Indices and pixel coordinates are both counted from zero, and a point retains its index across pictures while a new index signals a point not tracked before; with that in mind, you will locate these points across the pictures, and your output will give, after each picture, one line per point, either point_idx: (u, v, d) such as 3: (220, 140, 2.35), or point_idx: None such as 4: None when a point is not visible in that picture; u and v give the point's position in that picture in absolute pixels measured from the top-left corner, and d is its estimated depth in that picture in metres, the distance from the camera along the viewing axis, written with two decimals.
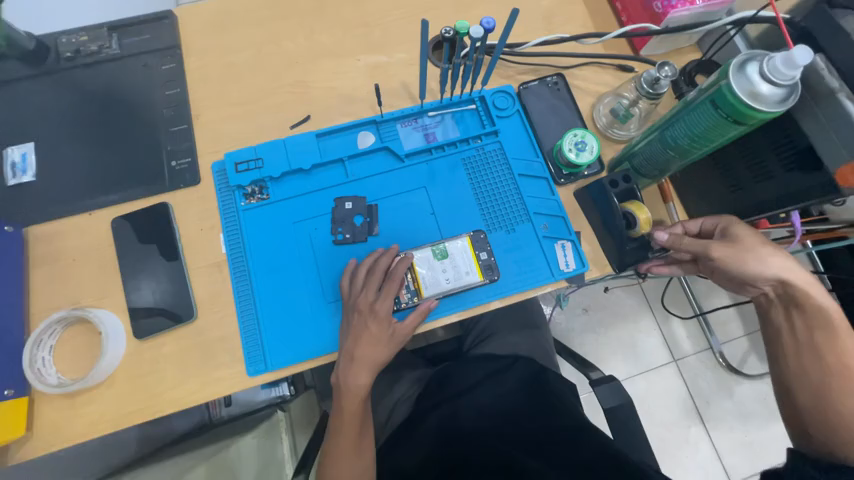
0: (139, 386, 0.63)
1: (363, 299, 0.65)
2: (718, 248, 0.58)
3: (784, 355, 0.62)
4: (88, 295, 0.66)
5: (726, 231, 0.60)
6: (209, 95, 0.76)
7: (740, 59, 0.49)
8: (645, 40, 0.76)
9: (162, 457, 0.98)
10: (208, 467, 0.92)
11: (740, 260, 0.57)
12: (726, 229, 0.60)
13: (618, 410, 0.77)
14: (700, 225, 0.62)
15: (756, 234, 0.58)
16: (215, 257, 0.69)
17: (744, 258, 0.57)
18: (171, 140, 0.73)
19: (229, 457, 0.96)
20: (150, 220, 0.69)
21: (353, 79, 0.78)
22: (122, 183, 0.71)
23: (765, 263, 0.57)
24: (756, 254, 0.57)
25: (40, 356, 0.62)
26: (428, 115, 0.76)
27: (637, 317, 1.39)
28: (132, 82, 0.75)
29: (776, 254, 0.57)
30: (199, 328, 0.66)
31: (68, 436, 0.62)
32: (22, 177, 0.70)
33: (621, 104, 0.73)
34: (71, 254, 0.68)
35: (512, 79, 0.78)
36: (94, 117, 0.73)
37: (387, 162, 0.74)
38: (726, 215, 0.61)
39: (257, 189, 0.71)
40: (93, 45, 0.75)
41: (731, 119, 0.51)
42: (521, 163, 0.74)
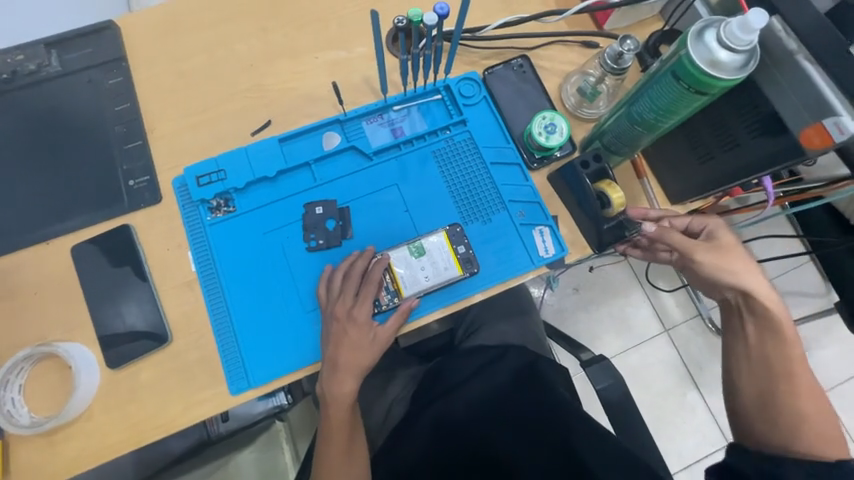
0: (119, 417, 0.61)
1: (341, 306, 0.63)
2: (700, 248, 0.62)
3: (748, 326, 0.64)
4: (55, 329, 0.64)
5: (712, 233, 0.63)
6: (163, 107, 0.72)
7: (697, 28, 0.48)
8: (607, 14, 0.74)
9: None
10: None
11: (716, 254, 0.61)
12: (712, 232, 0.64)
13: (608, 389, 0.77)
14: (687, 223, 0.65)
15: (735, 239, 0.63)
16: (184, 277, 0.66)
17: (720, 259, 0.61)
18: (126, 159, 0.70)
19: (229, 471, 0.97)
20: (112, 244, 0.66)
21: (312, 78, 0.75)
22: (79, 208, 0.67)
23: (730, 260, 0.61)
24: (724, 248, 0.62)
25: (10, 396, 0.59)
26: (393, 109, 0.74)
27: (627, 291, 1.41)
28: (77, 100, 0.71)
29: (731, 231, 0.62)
30: (175, 352, 0.64)
31: (50, 475, 0.59)
32: None
33: (588, 82, 0.71)
34: (31, 287, 0.65)
35: (476, 65, 0.76)
36: (41, 141, 0.69)
37: (355, 162, 0.71)
38: (714, 218, 0.65)
39: (222, 201, 0.69)
40: (31, 63, 0.71)
41: (692, 89, 0.50)
42: (492, 150, 0.72)
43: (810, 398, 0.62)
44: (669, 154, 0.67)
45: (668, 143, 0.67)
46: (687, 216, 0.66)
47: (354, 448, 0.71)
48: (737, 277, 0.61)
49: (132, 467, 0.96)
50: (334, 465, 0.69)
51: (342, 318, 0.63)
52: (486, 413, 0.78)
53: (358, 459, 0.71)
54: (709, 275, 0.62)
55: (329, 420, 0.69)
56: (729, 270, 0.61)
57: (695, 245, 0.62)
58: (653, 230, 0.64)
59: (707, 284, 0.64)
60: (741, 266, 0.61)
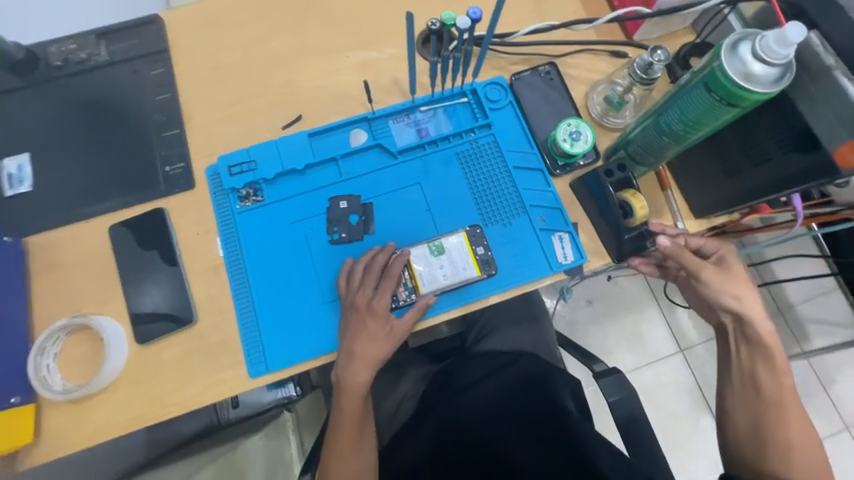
0: (143, 391, 0.64)
1: (361, 297, 0.65)
2: (709, 269, 0.63)
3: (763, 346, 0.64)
4: (90, 302, 0.67)
5: (722, 258, 0.64)
6: (200, 98, 0.76)
7: (731, 40, 0.48)
8: (638, 24, 0.75)
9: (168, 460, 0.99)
10: (216, 468, 0.95)
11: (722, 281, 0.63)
12: (723, 257, 0.64)
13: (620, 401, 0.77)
14: (702, 245, 0.65)
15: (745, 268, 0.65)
16: (212, 261, 0.69)
17: (726, 283, 0.63)
18: (164, 146, 0.73)
19: (238, 456, 0.98)
20: (146, 226, 0.69)
21: (343, 77, 0.77)
22: (118, 190, 0.71)
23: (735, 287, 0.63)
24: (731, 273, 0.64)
25: (45, 363, 0.63)
26: (420, 110, 0.75)
27: (641, 306, 1.39)
28: (121, 88, 0.75)
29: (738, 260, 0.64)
30: (199, 332, 0.66)
31: (76, 442, 0.62)
32: (19, 187, 0.70)
33: (615, 90, 0.72)
34: (69, 262, 0.68)
35: (504, 70, 0.77)
36: (86, 125, 0.73)
37: (380, 159, 0.73)
38: (728, 244, 0.65)
39: (252, 191, 0.71)
40: (82, 52, 0.75)
41: (724, 102, 0.50)
42: (516, 155, 0.73)
43: (798, 426, 0.64)
44: (695, 167, 0.67)
45: (695, 156, 0.66)
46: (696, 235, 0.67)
47: (365, 442, 0.72)
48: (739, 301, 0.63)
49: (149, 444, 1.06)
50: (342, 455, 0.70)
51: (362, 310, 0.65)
52: (496, 415, 0.78)
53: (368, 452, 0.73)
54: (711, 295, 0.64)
55: (341, 410, 0.70)
56: (730, 293, 0.63)
57: (704, 265, 0.63)
58: (670, 243, 0.63)
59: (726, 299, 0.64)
60: (746, 291, 0.63)
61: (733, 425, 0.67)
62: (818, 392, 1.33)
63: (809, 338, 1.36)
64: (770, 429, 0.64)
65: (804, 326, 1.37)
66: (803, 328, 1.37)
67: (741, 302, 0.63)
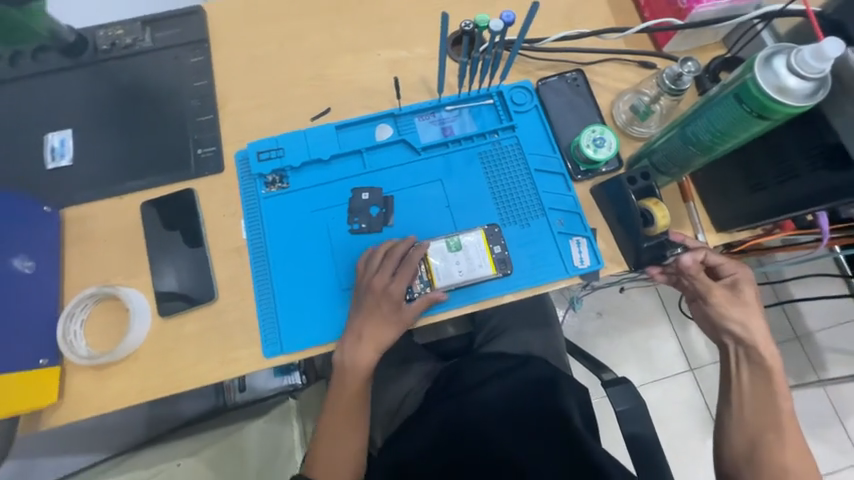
0: (162, 362, 0.66)
1: (378, 281, 0.66)
2: (719, 293, 0.66)
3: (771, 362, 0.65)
4: (117, 274, 0.70)
5: (736, 283, 0.66)
6: (235, 86, 0.79)
7: (765, 53, 0.48)
8: (668, 36, 0.75)
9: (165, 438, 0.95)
10: (215, 451, 0.89)
11: (728, 305, 0.65)
12: (737, 281, 0.66)
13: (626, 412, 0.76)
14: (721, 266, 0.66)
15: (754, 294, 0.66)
16: (236, 243, 0.71)
17: (730, 307, 0.65)
18: (198, 130, 0.76)
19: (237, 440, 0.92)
20: (176, 204, 0.72)
21: (373, 73, 0.79)
22: (152, 169, 0.74)
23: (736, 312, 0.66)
24: (738, 298, 0.66)
25: (72, 328, 0.65)
26: (445, 109, 0.77)
27: (652, 322, 1.37)
28: (162, 73, 0.78)
29: (749, 288, 0.66)
30: (218, 310, 0.68)
31: (95, 407, 0.65)
32: (60, 161, 0.73)
33: (642, 100, 0.72)
34: (102, 235, 0.71)
35: (531, 74, 0.78)
36: (126, 106, 0.77)
37: (404, 155, 0.75)
38: (747, 269, 0.66)
39: (277, 178, 0.73)
40: (128, 38, 0.79)
41: (754, 113, 0.50)
42: (537, 158, 0.74)
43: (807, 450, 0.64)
44: (719, 180, 0.66)
45: (719, 169, 0.66)
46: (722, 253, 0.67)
47: (364, 424, 0.75)
48: (741, 323, 0.65)
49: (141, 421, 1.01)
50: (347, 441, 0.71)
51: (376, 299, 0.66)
52: (500, 415, 0.77)
53: (362, 434, 0.74)
54: (715, 317, 0.66)
55: (348, 397, 0.71)
56: (733, 318, 0.65)
57: (715, 289, 0.65)
58: (691, 261, 0.64)
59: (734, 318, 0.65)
60: (748, 316, 0.65)
61: (742, 443, 0.65)
62: (832, 423, 1.30)
63: (826, 367, 1.34)
64: (776, 449, 0.64)
65: (822, 354, 1.35)
66: (820, 356, 1.35)
67: (743, 325, 0.65)
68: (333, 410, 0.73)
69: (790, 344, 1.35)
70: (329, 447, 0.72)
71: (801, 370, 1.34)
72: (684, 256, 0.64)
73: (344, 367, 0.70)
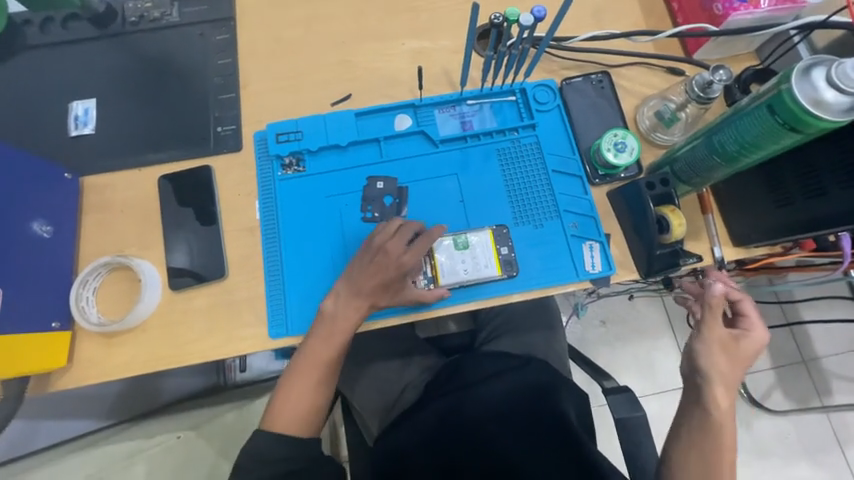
0: (170, 335, 0.67)
1: (392, 243, 0.65)
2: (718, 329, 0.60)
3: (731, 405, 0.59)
4: (132, 245, 0.71)
5: (739, 338, 0.60)
6: (258, 66, 0.79)
7: (805, 64, 0.47)
8: (700, 42, 0.74)
9: (162, 411, 0.96)
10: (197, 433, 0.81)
11: (712, 349, 0.59)
12: (739, 337, 0.60)
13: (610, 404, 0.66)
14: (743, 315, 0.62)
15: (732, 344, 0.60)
16: (249, 222, 0.72)
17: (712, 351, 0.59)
18: (219, 107, 0.76)
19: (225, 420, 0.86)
20: (193, 180, 0.73)
21: (396, 62, 0.79)
22: (171, 143, 0.75)
23: (712, 358, 0.58)
24: (731, 348, 0.60)
25: (85, 295, 0.66)
26: (466, 103, 0.76)
27: (657, 334, 1.35)
28: (187, 49, 0.79)
29: (744, 345, 0.60)
30: (228, 287, 0.69)
31: (102, 373, 0.66)
32: (83, 129, 0.74)
33: (668, 106, 0.70)
34: (119, 205, 0.72)
35: (555, 74, 0.77)
36: (151, 79, 0.77)
37: (422, 146, 0.74)
38: (763, 334, 0.61)
39: (294, 161, 0.74)
40: (156, 12, 0.80)
41: (787, 126, 0.48)
42: (556, 159, 0.73)
43: None
44: (742, 192, 0.65)
45: (743, 181, 0.64)
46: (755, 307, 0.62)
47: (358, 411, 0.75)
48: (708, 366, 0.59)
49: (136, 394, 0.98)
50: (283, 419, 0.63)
51: (383, 286, 0.65)
52: (498, 411, 0.77)
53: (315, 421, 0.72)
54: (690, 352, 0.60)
55: None
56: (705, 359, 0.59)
57: (716, 330, 0.60)
58: (721, 291, 0.60)
59: (705, 347, 0.59)
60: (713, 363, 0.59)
61: None
62: (834, 450, 1.28)
63: (832, 393, 1.32)
64: None
65: (827, 380, 1.32)
66: (826, 382, 1.32)
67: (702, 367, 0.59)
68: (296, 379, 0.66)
69: (795, 367, 1.33)
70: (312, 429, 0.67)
71: (804, 394, 1.32)
72: (717, 284, 0.61)
73: (333, 343, 0.66)
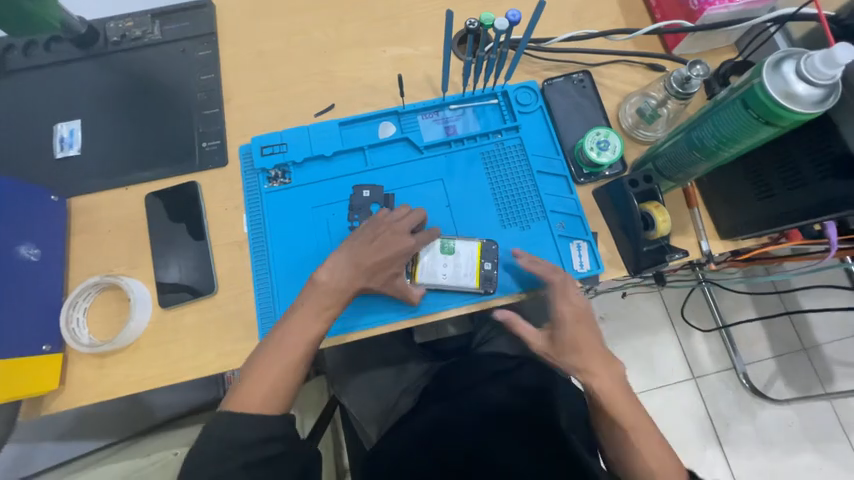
0: (162, 353, 0.67)
1: (396, 228, 0.65)
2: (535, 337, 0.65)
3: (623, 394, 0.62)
4: (121, 264, 0.71)
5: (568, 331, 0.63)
6: (240, 80, 0.79)
7: (774, 58, 0.47)
8: (678, 38, 0.74)
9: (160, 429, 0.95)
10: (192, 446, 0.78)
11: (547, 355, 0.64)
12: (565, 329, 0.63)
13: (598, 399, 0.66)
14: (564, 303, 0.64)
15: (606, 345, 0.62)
16: (237, 236, 0.72)
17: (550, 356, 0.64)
18: (203, 123, 0.77)
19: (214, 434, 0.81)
20: (179, 197, 0.73)
21: (378, 70, 0.79)
22: (156, 160, 0.75)
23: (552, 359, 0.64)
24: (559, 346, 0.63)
25: (76, 316, 0.67)
26: (449, 108, 0.76)
27: (655, 329, 1.36)
28: (169, 66, 0.79)
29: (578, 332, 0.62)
30: (218, 302, 0.69)
31: (95, 393, 0.66)
32: (68, 150, 0.75)
33: (649, 103, 0.71)
34: (107, 224, 0.72)
35: (537, 75, 0.78)
36: (134, 98, 0.78)
37: (406, 153, 0.75)
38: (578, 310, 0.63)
39: (280, 173, 0.74)
40: (137, 30, 0.80)
41: (761, 119, 0.49)
42: (540, 160, 0.73)
43: None
44: (726, 185, 0.65)
45: (726, 174, 0.64)
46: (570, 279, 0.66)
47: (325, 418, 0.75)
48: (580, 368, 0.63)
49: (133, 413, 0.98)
50: (239, 432, 0.54)
51: (385, 266, 0.64)
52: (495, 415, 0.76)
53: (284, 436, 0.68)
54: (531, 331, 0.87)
55: None
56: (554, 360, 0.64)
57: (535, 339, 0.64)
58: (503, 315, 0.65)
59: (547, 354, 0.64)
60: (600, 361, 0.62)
61: None
62: (838, 436, 1.28)
63: (833, 379, 1.31)
64: None
65: (829, 367, 1.32)
66: (828, 369, 1.32)
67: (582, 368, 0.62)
68: (256, 365, 0.58)
69: (796, 355, 1.33)
70: None
71: (806, 382, 1.32)
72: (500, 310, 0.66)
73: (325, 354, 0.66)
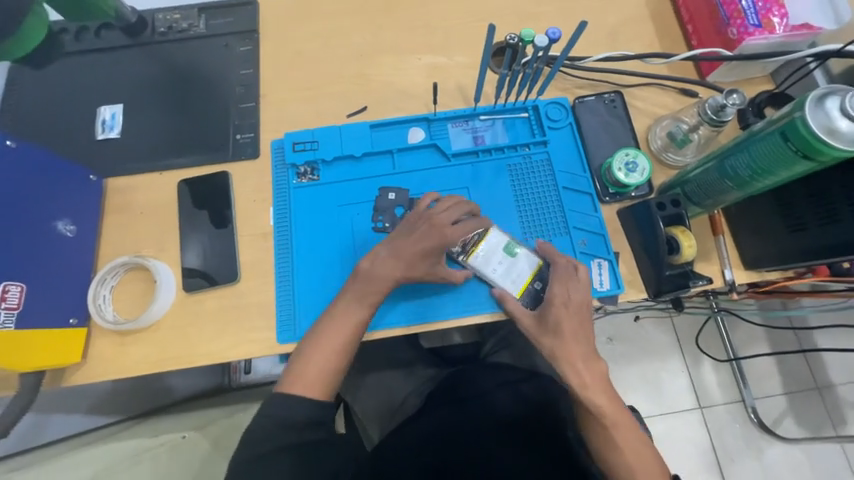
0: (181, 336, 0.69)
1: (438, 218, 0.66)
2: (523, 315, 0.66)
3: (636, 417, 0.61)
4: (149, 246, 0.73)
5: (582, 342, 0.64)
6: (277, 77, 0.81)
7: (821, 92, 0.46)
8: (714, 65, 0.74)
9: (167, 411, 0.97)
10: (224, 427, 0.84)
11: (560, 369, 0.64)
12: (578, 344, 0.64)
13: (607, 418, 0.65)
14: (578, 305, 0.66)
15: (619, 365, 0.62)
16: (262, 228, 0.73)
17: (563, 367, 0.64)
18: (239, 116, 0.79)
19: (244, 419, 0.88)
20: (210, 185, 0.75)
21: (412, 77, 0.81)
22: (191, 148, 0.77)
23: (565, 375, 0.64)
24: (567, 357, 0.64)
25: (102, 293, 0.68)
26: (479, 118, 0.77)
27: (665, 355, 1.34)
28: (211, 59, 0.82)
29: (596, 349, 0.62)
30: (239, 291, 0.70)
31: (113, 370, 0.67)
32: (109, 132, 0.77)
33: (680, 127, 0.70)
34: (140, 206, 0.75)
35: (568, 92, 0.78)
36: (175, 87, 0.80)
37: (434, 159, 0.76)
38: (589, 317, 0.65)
39: (309, 169, 0.75)
40: (184, 23, 0.83)
41: (799, 153, 0.48)
42: (566, 176, 0.73)
43: None
44: (754, 215, 0.65)
45: (755, 204, 0.64)
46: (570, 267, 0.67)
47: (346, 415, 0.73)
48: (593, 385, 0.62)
49: (141, 393, 0.99)
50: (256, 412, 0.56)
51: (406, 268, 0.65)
52: (502, 424, 0.76)
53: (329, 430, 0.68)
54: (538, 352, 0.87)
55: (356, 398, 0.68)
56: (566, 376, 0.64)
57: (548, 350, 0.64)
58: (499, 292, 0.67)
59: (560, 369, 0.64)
60: None
61: None
62: None
63: (846, 422, 1.28)
64: None
65: (840, 407, 1.29)
66: (840, 410, 1.29)
67: None
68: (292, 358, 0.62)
69: (808, 394, 1.30)
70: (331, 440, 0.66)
71: (817, 422, 1.28)
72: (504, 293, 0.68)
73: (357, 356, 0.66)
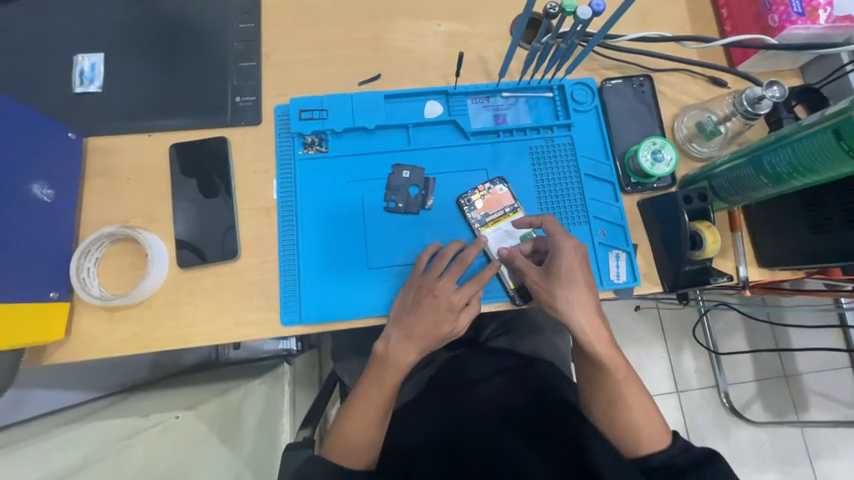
0: (175, 314, 0.64)
1: (441, 285, 0.63)
2: (529, 267, 0.64)
3: None
4: (138, 216, 0.67)
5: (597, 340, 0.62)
6: (282, 34, 0.73)
7: None
8: (747, 54, 0.71)
9: (153, 386, 0.92)
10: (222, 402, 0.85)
11: None
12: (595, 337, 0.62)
13: (613, 408, 0.66)
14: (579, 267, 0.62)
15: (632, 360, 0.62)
16: (264, 202, 0.68)
17: None
18: (238, 76, 0.71)
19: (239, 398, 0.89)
20: (206, 152, 0.68)
21: (431, 45, 0.74)
22: (184, 108, 0.69)
23: None
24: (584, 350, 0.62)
25: (86, 266, 0.62)
26: (501, 95, 0.73)
27: (650, 342, 1.37)
28: (207, 7, 0.73)
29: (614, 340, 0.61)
30: (238, 268, 0.66)
31: (100, 348, 0.63)
32: (89, 85, 0.69)
33: (710, 119, 0.68)
34: (126, 170, 0.68)
35: (596, 72, 0.74)
36: (163, 36, 0.71)
37: (452, 137, 0.71)
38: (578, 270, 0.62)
39: (316, 140, 0.70)
40: None
41: (851, 153, 0.47)
42: (589, 162, 0.70)
43: None
44: (776, 214, 0.64)
45: (779, 203, 0.63)
46: (554, 222, 0.65)
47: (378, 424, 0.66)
48: None
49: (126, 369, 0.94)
50: None
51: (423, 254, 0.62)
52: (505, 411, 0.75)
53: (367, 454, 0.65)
54: (530, 348, 0.89)
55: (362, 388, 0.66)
56: None
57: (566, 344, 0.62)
58: (503, 251, 0.66)
59: None
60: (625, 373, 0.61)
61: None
62: (802, 462, 1.33)
63: (808, 408, 1.36)
64: None
65: (805, 395, 1.37)
66: (804, 397, 1.37)
67: None
68: (347, 413, 0.65)
69: (776, 381, 1.37)
70: (356, 452, 0.64)
71: (782, 407, 1.36)
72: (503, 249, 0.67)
73: (375, 370, 0.66)
